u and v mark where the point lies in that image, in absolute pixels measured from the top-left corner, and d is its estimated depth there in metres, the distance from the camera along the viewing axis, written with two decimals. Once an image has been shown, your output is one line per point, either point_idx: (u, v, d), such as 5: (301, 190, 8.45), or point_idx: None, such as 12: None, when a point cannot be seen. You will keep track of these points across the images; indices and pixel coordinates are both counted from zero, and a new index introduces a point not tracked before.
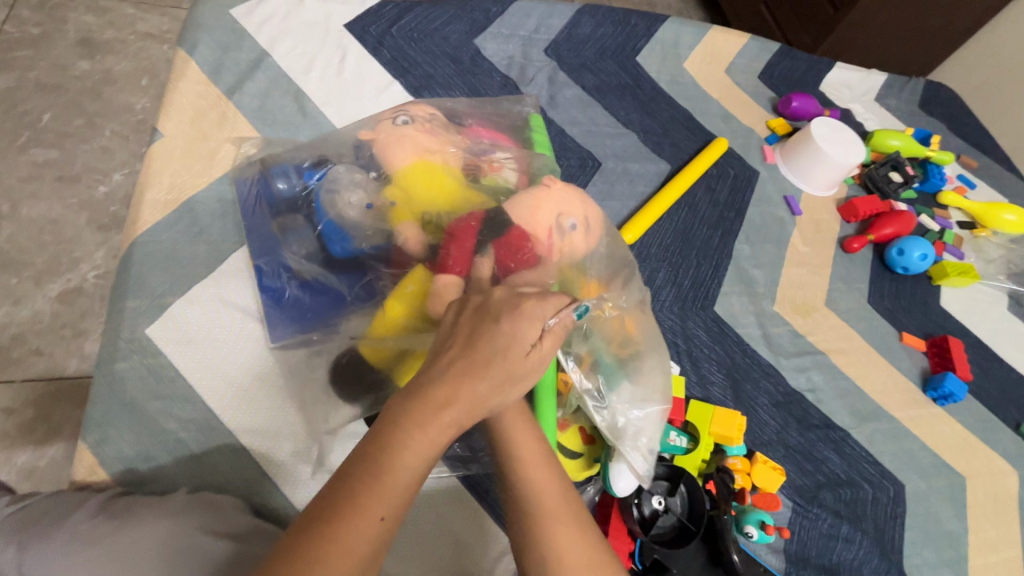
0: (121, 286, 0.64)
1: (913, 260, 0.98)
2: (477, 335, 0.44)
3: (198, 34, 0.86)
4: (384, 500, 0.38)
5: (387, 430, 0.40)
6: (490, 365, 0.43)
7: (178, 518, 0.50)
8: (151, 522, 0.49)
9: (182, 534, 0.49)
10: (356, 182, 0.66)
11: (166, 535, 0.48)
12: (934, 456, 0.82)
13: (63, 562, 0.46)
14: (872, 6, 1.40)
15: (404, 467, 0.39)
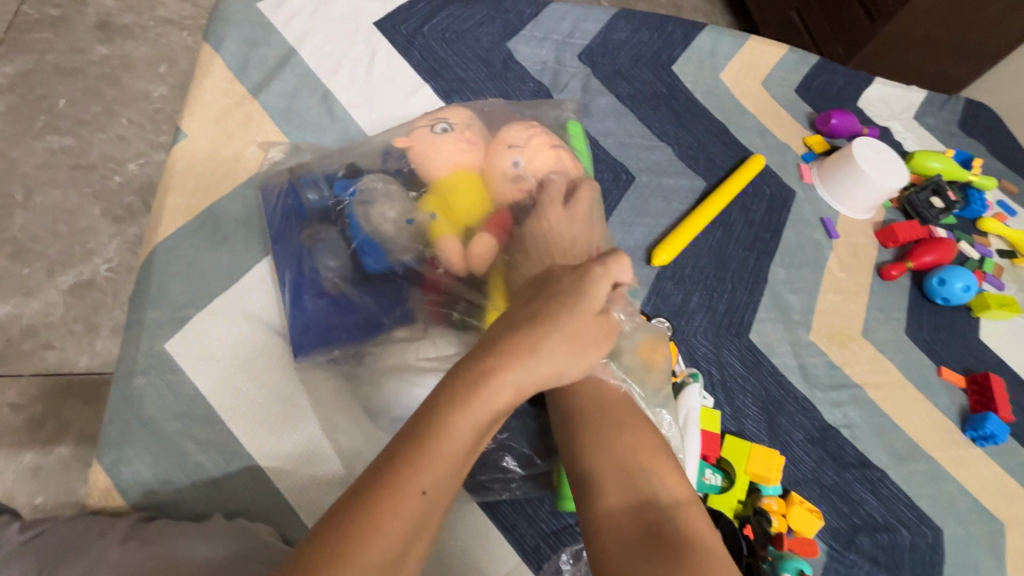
0: (142, 296, 0.61)
1: (954, 291, 0.95)
2: (542, 314, 0.46)
3: (225, 29, 0.83)
4: (445, 468, 0.39)
5: (435, 408, 0.40)
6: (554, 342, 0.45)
7: (211, 544, 0.48)
8: (190, 546, 0.47)
9: (216, 561, 0.46)
10: (392, 196, 0.63)
11: (200, 562, 0.46)
12: (971, 500, 0.79)
13: None
14: (909, 20, 1.35)
15: (463, 431, 0.40)
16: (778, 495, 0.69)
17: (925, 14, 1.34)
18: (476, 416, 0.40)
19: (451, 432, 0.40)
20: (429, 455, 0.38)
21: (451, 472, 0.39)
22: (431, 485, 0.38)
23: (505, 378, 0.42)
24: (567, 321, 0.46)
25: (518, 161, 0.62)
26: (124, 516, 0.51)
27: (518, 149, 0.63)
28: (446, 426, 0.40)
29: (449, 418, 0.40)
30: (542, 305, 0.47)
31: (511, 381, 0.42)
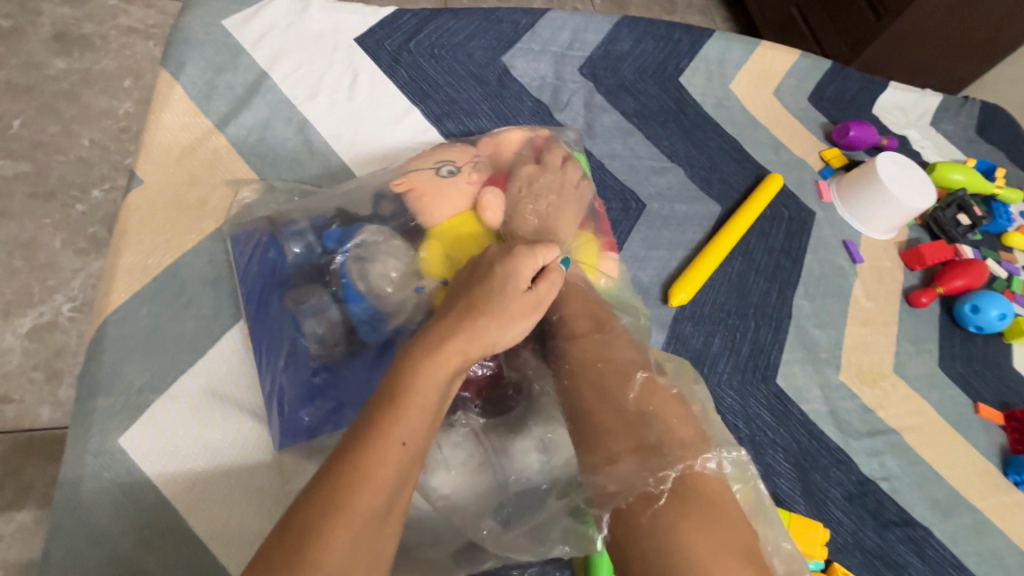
0: (91, 380, 0.52)
1: (989, 319, 0.88)
2: (466, 301, 0.46)
3: (186, 51, 0.74)
4: (387, 462, 0.37)
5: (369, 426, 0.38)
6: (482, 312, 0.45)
7: None
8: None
9: None
10: (392, 251, 0.55)
11: None
12: (1019, 553, 0.73)
13: None
14: (920, 15, 1.27)
15: (403, 424, 0.38)
16: (818, 569, 0.63)
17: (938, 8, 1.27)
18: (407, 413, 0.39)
19: (390, 426, 0.38)
20: (373, 450, 0.37)
21: (407, 462, 0.38)
22: (378, 484, 0.36)
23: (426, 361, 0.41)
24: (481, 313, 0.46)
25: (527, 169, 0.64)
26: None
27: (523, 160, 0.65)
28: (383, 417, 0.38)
29: (384, 412, 0.38)
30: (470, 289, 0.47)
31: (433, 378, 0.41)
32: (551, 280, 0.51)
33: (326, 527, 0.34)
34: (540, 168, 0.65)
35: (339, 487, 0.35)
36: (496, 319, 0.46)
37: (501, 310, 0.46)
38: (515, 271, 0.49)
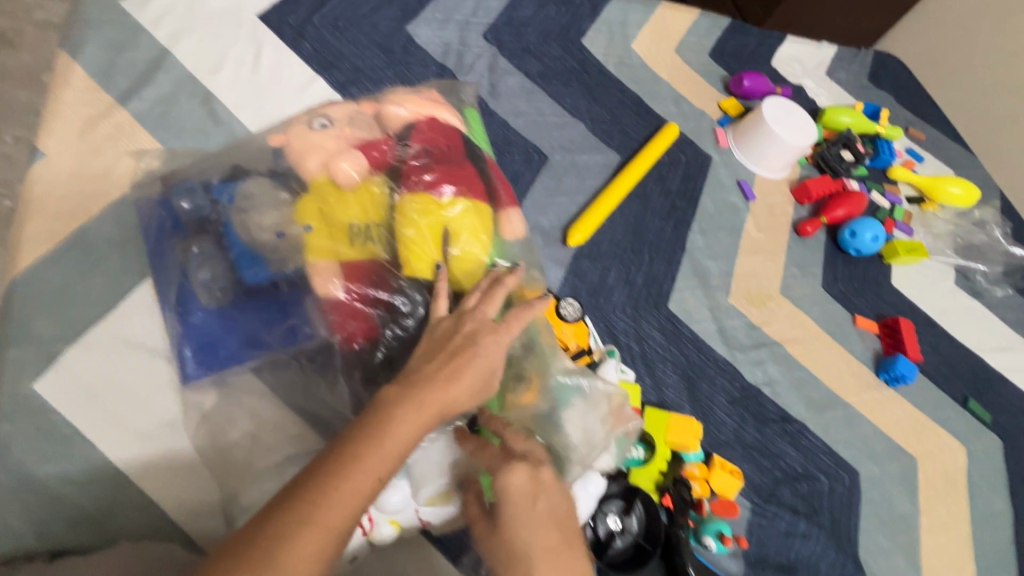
0: (3, 334, 0.56)
1: (864, 242, 0.98)
2: (451, 363, 0.46)
3: (86, 32, 0.77)
4: (356, 493, 0.37)
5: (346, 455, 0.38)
6: (466, 374, 0.46)
7: None
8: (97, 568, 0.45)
9: None
10: (271, 201, 0.55)
11: None
12: (886, 439, 0.83)
13: None
14: None
15: (380, 460, 0.39)
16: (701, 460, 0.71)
17: None
18: (384, 448, 0.39)
19: (365, 460, 0.38)
20: (347, 478, 0.37)
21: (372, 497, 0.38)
22: (346, 508, 0.36)
23: (409, 413, 0.42)
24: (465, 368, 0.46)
25: (404, 110, 0.61)
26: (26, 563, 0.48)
27: (403, 102, 0.61)
28: (362, 450, 0.39)
29: (363, 448, 0.39)
30: (453, 349, 0.47)
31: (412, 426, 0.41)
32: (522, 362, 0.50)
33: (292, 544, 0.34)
34: (418, 107, 0.61)
35: (311, 507, 0.35)
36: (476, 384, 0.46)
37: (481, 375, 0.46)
38: (498, 348, 0.48)
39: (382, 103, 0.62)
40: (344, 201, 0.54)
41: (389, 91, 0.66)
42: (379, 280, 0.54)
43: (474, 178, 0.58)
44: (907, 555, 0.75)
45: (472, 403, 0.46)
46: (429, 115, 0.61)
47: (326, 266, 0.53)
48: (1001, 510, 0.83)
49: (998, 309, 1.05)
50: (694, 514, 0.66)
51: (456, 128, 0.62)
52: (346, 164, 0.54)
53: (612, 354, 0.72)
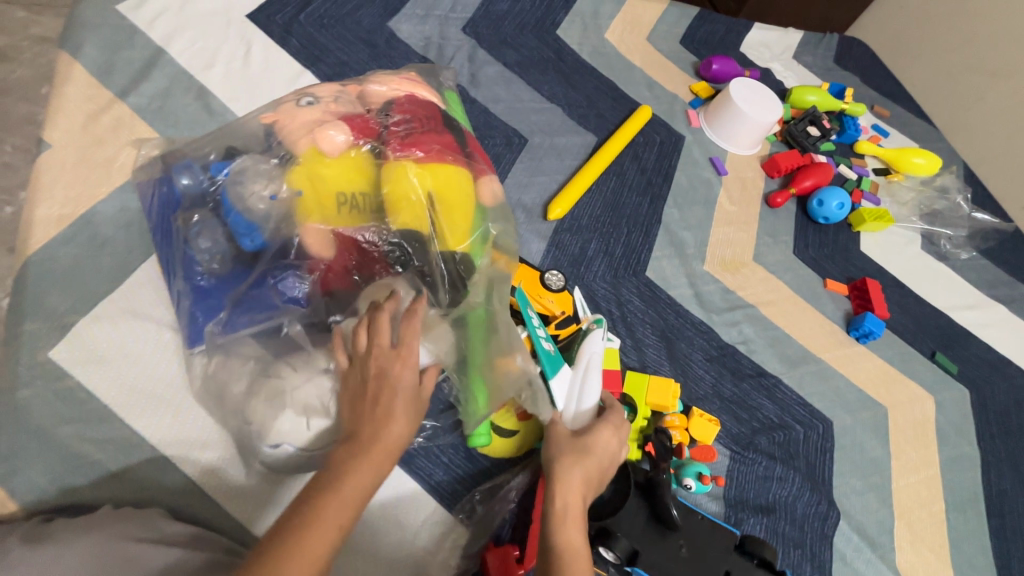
0: (18, 309, 0.60)
1: (832, 210, 1.03)
2: (376, 408, 0.50)
3: (83, 34, 0.81)
4: (321, 543, 0.41)
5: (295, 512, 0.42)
6: (392, 407, 0.50)
7: (97, 532, 0.49)
8: (78, 541, 0.48)
9: (109, 544, 0.48)
10: (260, 171, 0.59)
11: (88, 550, 0.47)
12: (858, 391, 0.88)
13: None
14: None
15: (338, 510, 0.43)
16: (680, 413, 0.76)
17: None
18: (341, 497, 0.44)
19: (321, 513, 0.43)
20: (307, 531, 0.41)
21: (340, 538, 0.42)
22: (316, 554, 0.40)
23: (355, 462, 0.47)
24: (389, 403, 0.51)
25: (384, 89, 0.67)
26: (15, 522, 0.50)
27: (382, 83, 0.68)
28: (320, 501, 0.43)
29: (310, 507, 0.43)
30: (373, 393, 0.51)
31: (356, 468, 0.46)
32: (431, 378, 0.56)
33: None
34: (398, 87, 0.67)
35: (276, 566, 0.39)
36: (396, 415, 0.51)
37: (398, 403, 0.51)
38: (408, 372, 0.53)
39: (365, 85, 0.68)
40: (329, 165, 0.58)
41: (372, 74, 0.71)
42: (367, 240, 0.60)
43: (450, 146, 0.64)
44: (879, 494, 0.80)
45: (405, 438, 0.51)
46: (409, 92, 0.67)
47: (316, 228, 0.58)
48: (968, 453, 0.88)
49: (963, 270, 1.10)
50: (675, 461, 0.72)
51: (434, 104, 0.68)
52: (331, 130, 0.59)
53: (600, 322, 0.73)
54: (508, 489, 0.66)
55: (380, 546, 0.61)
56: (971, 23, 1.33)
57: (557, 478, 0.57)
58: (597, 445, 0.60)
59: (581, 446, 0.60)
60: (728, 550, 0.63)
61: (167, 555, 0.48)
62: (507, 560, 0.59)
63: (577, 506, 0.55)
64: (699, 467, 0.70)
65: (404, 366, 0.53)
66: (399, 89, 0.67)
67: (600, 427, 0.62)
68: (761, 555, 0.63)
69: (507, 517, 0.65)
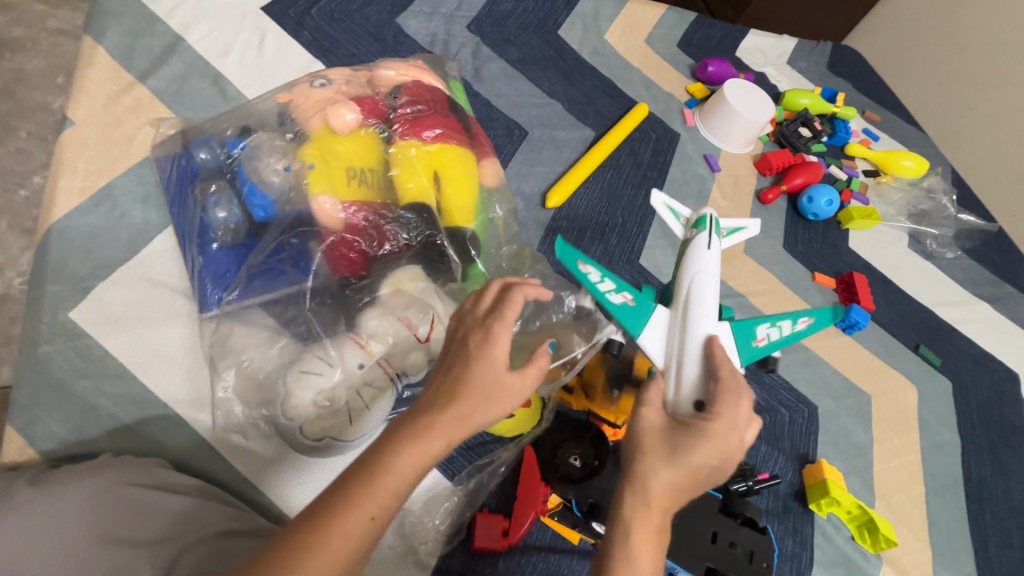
0: (41, 272, 0.63)
1: (821, 206, 1.06)
2: (450, 379, 0.45)
3: (106, 21, 0.85)
4: (343, 545, 0.38)
5: (327, 502, 0.40)
6: (471, 388, 0.44)
7: (98, 477, 0.52)
8: (75, 485, 0.50)
9: (105, 489, 0.51)
10: (276, 147, 0.63)
11: (89, 492, 0.50)
12: (843, 378, 0.91)
13: None
14: None
15: (371, 501, 0.40)
16: None
17: None
18: (381, 489, 0.40)
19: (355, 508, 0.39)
20: (335, 527, 0.38)
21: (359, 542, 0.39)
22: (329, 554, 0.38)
23: (406, 439, 0.42)
24: (475, 384, 0.45)
25: (392, 74, 0.71)
26: (24, 467, 0.53)
27: (391, 67, 0.72)
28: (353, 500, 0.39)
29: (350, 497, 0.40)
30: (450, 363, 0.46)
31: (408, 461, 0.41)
32: (540, 364, 0.49)
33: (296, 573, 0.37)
34: (406, 72, 0.72)
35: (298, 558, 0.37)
36: (478, 399, 0.44)
37: (483, 385, 0.45)
38: (502, 347, 0.46)
39: (374, 70, 0.72)
40: (342, 143, 0.63)
41: (380, 62, 0.76)
42: (379, 209, 0.63)
43: (455, 131, 0.68)
44: (860, 476, 0.83)
45: (480, 419, 0.44)
46: (416, 77, 0.71)
47: (325, 198, 0.61)
48: (949, 441, 0.91)
49: (949, 268, 1.13)
50: None
51: (439, 89, 0.72)
52: (343, 108, 0.63)
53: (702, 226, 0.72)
54: (497, 462, 0.68)
55: None
56: (958, 35, 1.38)
57: (638, 487, 0.45)
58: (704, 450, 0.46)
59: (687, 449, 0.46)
60: (713, 512, 0.66)
61: (169, 502, 0.52)
62: (493, 531, 0.63)
63: (658, 519, 0.45)
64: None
65: (498, 344, 0.46)
66: (407, 74, 0.71)
67: (709, 424, 0.48)
68: (744, 514, 0.68)
69: (493, 489, 0.68)
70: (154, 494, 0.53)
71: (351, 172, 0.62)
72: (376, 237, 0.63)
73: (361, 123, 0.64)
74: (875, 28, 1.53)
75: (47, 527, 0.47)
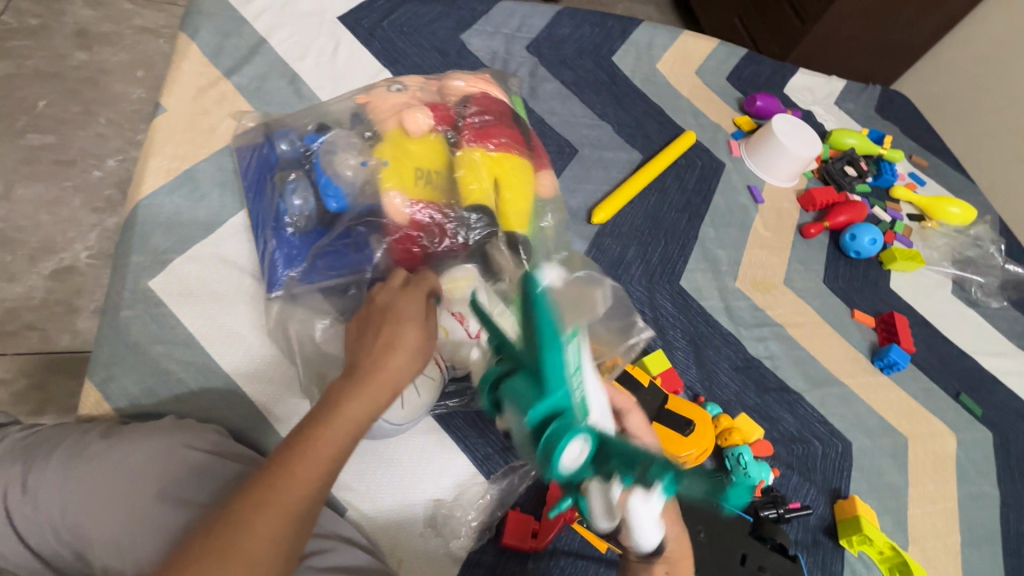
0: (127, 243, 0.69)
1: (863, 245, 1.06)
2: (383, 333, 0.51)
3: (201, 22, 0.93)
4: (309, 477, 0.43)
5: (292, 446, 0.44)
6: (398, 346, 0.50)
7: (160, 438, 0.54)
8: (138, 446, 0.53)
9: (168, 450, 0.53)
10: (352, 144, 0.68)
11: (153, 451, 0.53)
12: (880, 418, 0.90)
13: (63, 480, 0.50)
14: (837, 19, 1.41)
15: (325, 436, 0.45)
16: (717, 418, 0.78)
17: (850, 14, 1.40)
18: (335, 426, 0.46)
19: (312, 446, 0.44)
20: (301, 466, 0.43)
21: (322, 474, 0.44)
22: (300, 488, 0.43)
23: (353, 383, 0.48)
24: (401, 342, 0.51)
25: (461, 84, 0.75)
26: (99, 421, 0.57)
27: (460, 78, 0.76)
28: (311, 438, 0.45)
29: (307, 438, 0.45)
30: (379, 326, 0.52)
31: (354, 405, 0.47)
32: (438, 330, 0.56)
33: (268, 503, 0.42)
34: (473, 83, 0.76)
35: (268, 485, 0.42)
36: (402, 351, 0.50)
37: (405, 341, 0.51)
38: (414, 305, 0.54)
39: (445, 80, 0.77)
40: (415, 145, 0.67)
41: (449, 72, 0.81)
42: (443, 209, 0.67)
43: (516, 141, 0.72)
44: (893, 518, 0.82)
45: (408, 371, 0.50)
46: (483, 89, 0.76)
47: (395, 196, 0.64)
48: (986, 492, 0.89)
49: (993, 318, 1.11)
50: (722, 457, 0.76)
51: (502, 100, 0.76)
52: (418, 112, 0.68)
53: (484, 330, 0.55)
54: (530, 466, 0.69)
55: (413, 498, 0.65)
56: (1012, 87, 1.38)
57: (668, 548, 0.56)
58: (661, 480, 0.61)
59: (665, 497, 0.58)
60: (744, 535, 0.68)
61: (224, 468, 0.54)
62: (524, 530, 0.65)
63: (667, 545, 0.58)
64: (738, 448, 0.75)
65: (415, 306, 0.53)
66: (476, 85, 0.76)
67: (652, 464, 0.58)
68: (774, 540, 0.69)
69: (524, 490, 0.68)
70: (210, 461, 0.54)
71: (421, 173, 0.66)
72: (435, 234, 0.66)
73: (430, 128, 0.68)
74: (925, 76, 1.53)
75: (117, 481, 0.51)
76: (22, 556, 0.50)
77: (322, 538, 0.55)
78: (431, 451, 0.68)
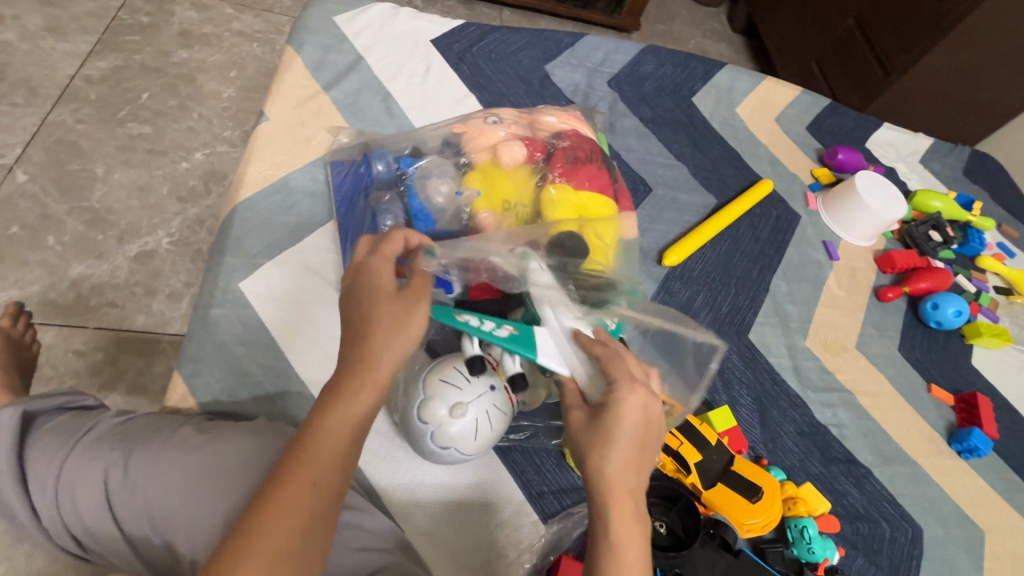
0: (223, 244, 0.72)
1: (947, 316, 1.00)
2: (356, 338, 0.49)
3: (305, 36, 0.98)
4: (293, 506, 0.43)
5: (275, 476, 0.44)
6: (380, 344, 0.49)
7: (252, 439, 0.56)
8: (231, 444, 0.55)
9: (260, 452, 0.55)
10: (447, 172, 0.70)
11: (247, 451, 0.54)
12: (955, 506, 0.84)
13: (161, 470, 0.52)
14: (925, 74, 1.36)
15: (310, 468, 0.44)
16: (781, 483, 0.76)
17: (942, 69, 1.35)
18: (318, 455, 0.45)
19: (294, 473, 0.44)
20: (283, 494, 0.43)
21: (311, 500, 0.43)
22: (285, 519, 0.42)
23: (331, 407, 0.46)
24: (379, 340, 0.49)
25: (554, 121, 0.78)
26: (190, 414, 0.59)
27: (553, 113, 0.79)
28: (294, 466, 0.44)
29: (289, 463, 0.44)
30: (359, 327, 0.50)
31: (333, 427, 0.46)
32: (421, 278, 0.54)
33: (251, 556, 0.40)
34: (564, 119, 0.78)
35: (257, 523, 0.41)
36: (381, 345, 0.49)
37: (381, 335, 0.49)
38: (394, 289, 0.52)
39: (537, 114, 0.79)
40: (506, 179, 0.70)
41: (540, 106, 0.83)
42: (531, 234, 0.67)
43: (603, 181, 0.73)
44: None
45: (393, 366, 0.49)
46: (574, 126, 0.78)
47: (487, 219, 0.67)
48: None
49: None
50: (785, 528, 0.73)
51: (591, 138, 0.78)
52: (513, 146, 0.70)
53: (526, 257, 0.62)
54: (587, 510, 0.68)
55: (464, 523, 0.65)
56: None
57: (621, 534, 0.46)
58: (625, 419, 0.49)
59: (591, 424, 0.50)
60: None
61: None
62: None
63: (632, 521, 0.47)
64: (803, 520, 0.71)
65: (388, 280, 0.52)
66: (567, 123, 0.78)
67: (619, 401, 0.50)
68: None
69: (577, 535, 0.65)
70: None
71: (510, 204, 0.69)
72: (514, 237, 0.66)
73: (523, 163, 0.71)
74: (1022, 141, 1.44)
75: (210, 477, 0.52)
76: (109, 536, 0.52)
77: (388, 555, 0.56)
78: (485, 476, 0.68)
